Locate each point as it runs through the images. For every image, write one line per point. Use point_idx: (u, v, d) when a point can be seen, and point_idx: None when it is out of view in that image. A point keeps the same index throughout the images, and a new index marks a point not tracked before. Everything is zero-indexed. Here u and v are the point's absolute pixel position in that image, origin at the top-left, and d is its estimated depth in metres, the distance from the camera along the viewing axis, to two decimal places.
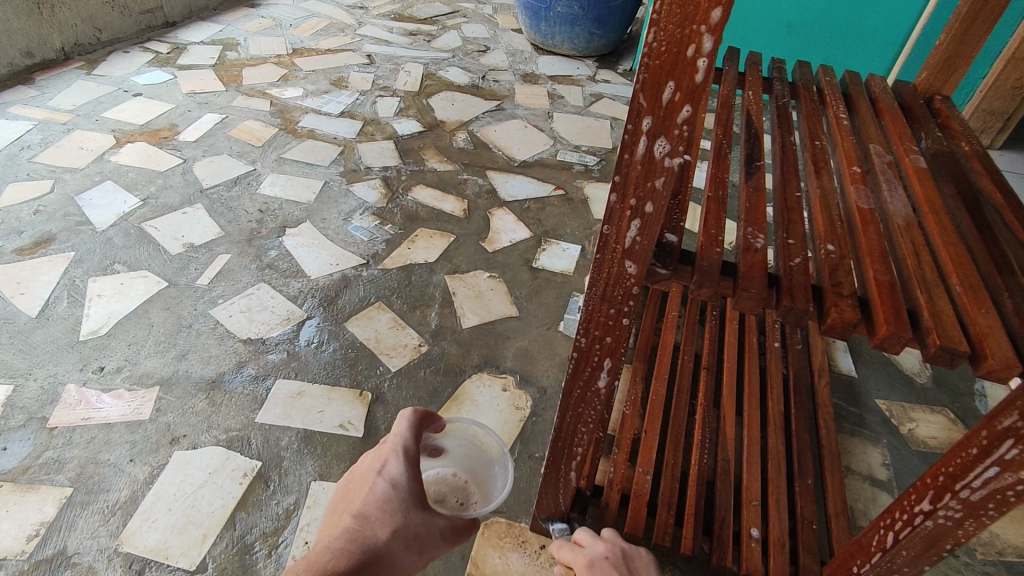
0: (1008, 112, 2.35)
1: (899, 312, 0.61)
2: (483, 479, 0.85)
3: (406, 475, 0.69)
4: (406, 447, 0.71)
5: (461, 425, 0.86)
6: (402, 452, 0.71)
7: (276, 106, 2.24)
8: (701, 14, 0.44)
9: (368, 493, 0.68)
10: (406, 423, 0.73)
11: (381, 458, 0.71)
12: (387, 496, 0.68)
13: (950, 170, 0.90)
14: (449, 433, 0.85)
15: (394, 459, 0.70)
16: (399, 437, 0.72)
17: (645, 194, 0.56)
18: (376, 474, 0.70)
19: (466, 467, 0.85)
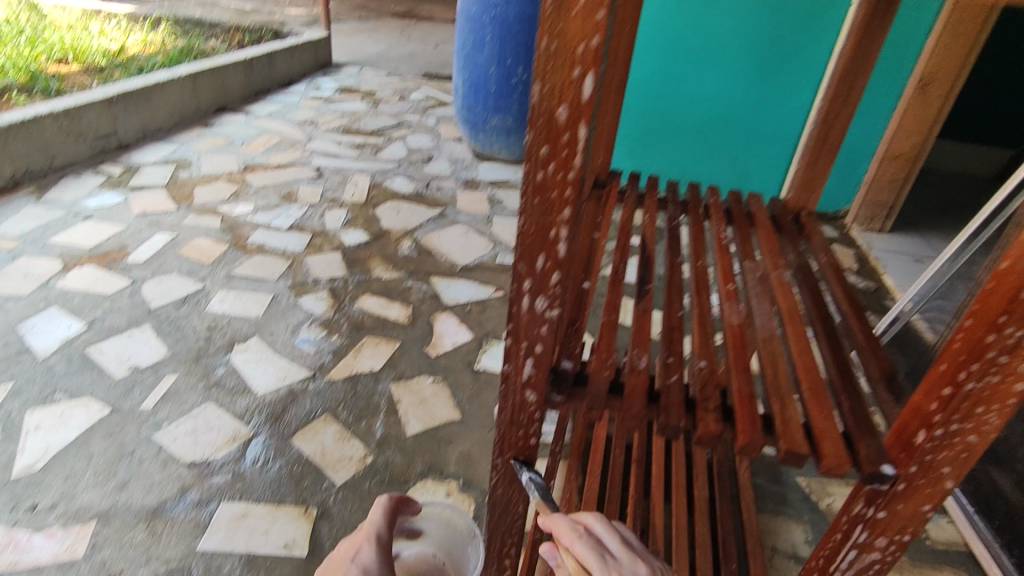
0: (890, 201, 2.64)
1: (755, 421, 0.73)
2: (459, 560, 0.83)
3: (379, 561, 0.68)
4: (378, 534, 0.71)
5: (436, 509, 0.86)
6: (376, 538, 0.70)
7: (227, 223, 2.34)
8: (557, 209, 0.55)
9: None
10: (381, 509, 0.74)
11: (354, 547, 0.69)
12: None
13: (809, 283, 1.07)
14: (425, 517, 0.84)
15: (367, 545, 0.69)
16: (373, 523, 0.72)
17: (533, 337, 0.65)
18: (349, 562, 0.67)
19: (442, 549, 0.83)
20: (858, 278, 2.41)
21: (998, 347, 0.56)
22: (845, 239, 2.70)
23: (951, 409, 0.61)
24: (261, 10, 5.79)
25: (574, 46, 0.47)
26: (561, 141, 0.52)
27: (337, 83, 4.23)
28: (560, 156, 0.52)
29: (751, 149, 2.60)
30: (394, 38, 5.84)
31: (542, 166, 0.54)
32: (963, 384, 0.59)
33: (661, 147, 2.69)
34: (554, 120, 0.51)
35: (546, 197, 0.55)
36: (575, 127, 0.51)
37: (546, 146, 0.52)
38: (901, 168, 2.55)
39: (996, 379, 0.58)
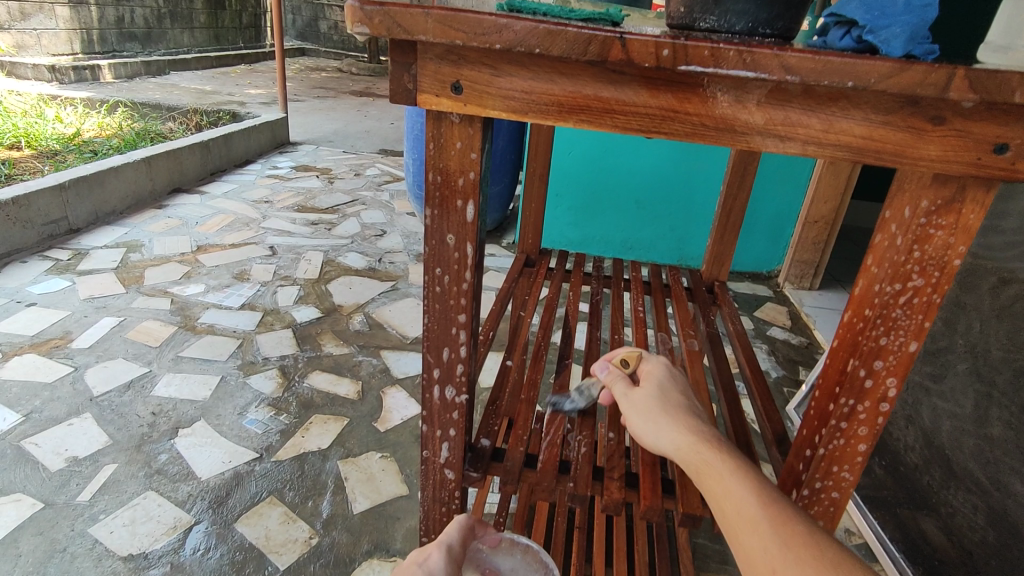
0: (816, 260, 2.84)
1: (657, 488, 0.81)
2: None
3: (444, 570, 0.70)
4: (450, 545, 0.73)
5: (515, 545, 0.84)
6: (445, 548, 0.72)
7: (176, 304, 2.36)
8: (454, 314, 0.69)
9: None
10: (455, 524, 0.77)
11: (423, 554, 0.72)
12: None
13: (716, 350, 1.18)
14: (501, 553, 0.83)
15: (434, 554, 0.72)
16: (447, 537, 0.75)
17: (447, 422, 0.76)
18: (416, 566, 0.71)
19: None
20: (790, 333, 2.54)
21: (837, 414, 0.66)
22: (778, 297, 2.86)
23: (813, 468, 0.70)
24: (220, 92, 5.95)
25: (455, 177, 0.61)
26: (453, 259, 0.66)
27: (294, 162, 4.36)
28: (453, 272, 0.66)
29: (686, 214, 2.88)
30: (351, 116, 6.07)
31: (439, 276, 0.67)
32: (819, 446, 0.68)
33: (604, 217, 2.95)
34: (444, 246, 0.65)
35: (446, 303, 0.68)
36: (463, 248, 0.65)
37: (441, 263, 0.66)
38: (821, 231, 2.77)
39: (841, 442, 0.67)
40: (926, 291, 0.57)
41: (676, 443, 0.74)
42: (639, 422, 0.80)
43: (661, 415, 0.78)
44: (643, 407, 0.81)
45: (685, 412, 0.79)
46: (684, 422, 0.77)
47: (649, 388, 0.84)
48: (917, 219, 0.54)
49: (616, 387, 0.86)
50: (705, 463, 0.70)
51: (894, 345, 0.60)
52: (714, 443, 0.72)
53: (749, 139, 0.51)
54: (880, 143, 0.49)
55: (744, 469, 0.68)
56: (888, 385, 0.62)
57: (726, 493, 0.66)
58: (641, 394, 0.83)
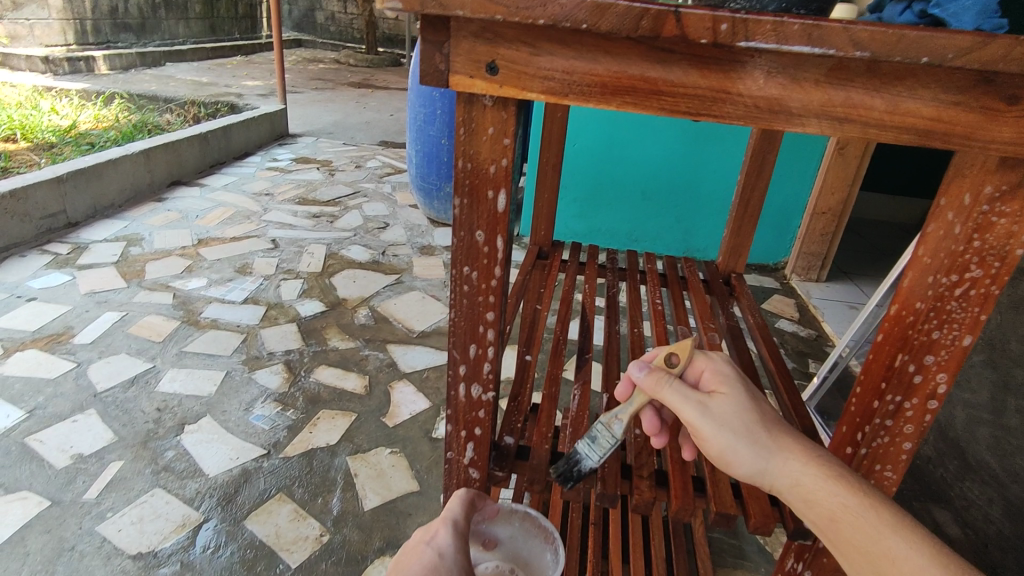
0: (824, 252, 2.82)
1: (688, 486, 0.78)
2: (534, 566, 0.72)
3: (454, 547, 0.66)
4: (455, 520, 0.70)
5: (515, 513, 0.79)
6: (452, 524, 0.69)
7: (179, 298, 2.32)
8: (483, 310, 0.66)
9: (416, 561, 0.64)
10: (456, 499, 0.72)
11: (431, 531, 0.68)
12: (434, 565, 0.63)
13: (738, 343, 1.16)
14: (500, 522, 0.77)
15: (443, 531, 0.68)
16: (451, 512, 0.71)
17: (472, 421, 0.73)
18: (424, 545, 0.66)
19: (516, 558, 0.74)
20: (799, 325, 2.52)
21: (882, 412, 0.63)
22: (786, 289, 2.83)
23: (853, 467, 0.68)
24: (217, 83, 5.88)
25: (487, 165, 0.58)
26: (482, 257, 0.63)
27: (293, 154, 4.31)
28: (482, 267, 0.64)
29: (693, 205, 2.84)
30: (350, 108, 6.01)
31: (466, 274, 0.64)
32: (862, 444, 0.66)
33: (610, 208, 2.92)
34: (474, 243, 0.62)
35: (474, 300, 0.66)
36: (494, 244, 0.62)
37: (469, 260, 0.63)
38: (829, 222, 2.73)
39: (885, 440, 0.65)
40: (984, 282, 0.54)
41: (799, 479, 0.63)
42: (742, 447, 0.65)
43: (769, 440, 0.65)
44: (744, 430, 0.65)
45: (785, 430, 0.67)
46: (796, 447, 0.65)
47: (732, 396, 0.68)
48: (980, 206, 0.52)
49: (678, 387, 0.68)
50: (845, 510, 0.60)
51: (946, 339, 0.58)
52: (846, 478, 0.62)
53: (806, 122, 0.48)
54: (946, 125, 0.47)
55: (892, 513, 0.59)
56: (938, 381, 0.60)
57: (886, 550, 0.57)
58: (726, 405, 0.67)
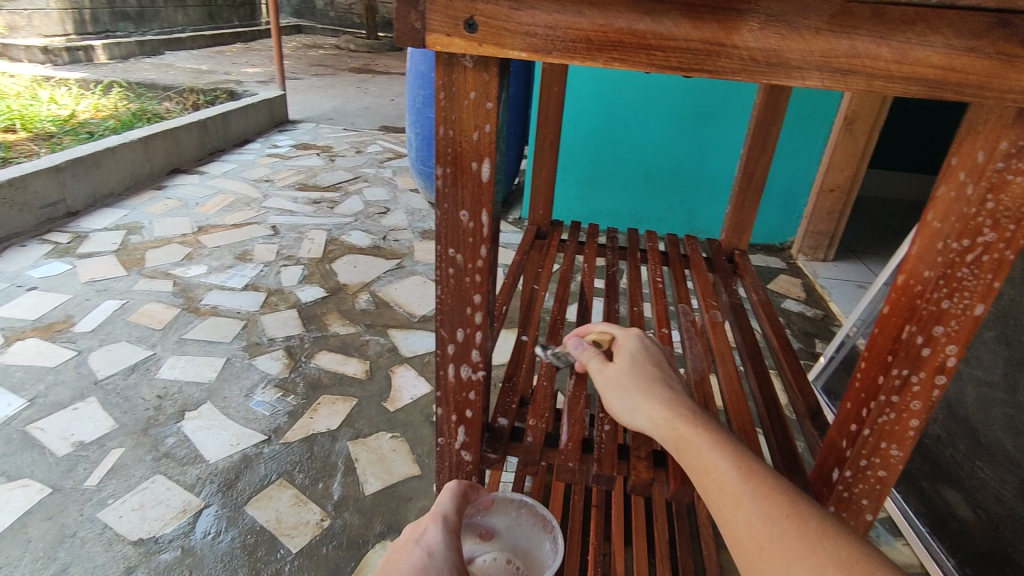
0: (831, 231, 2.76)
1: (686, 466, 0.76)
2: (532, 555, 0.75)
3: (443, 545, 0.65)
4: (446, 516, 0.68)
5: (512, 503, 0.80)
6: (442, 521, 0.67)
7: (179, 286, 2.31)
8: (470, 290, 0.64)
9: (406, 562, 0.63)
10: (448, 493, 0.71)
11: (420, 528, 0.67)
12: (423, 566, 0.62)
13: (740, 321, 1.13)
14: (496, 512, 0.79)
15: (431, 528, 0.67)
16: (440, 507, 0.69)
17: (463, 403, 0.71)
18: (413, 544, 0.65)
19: (515, 548, 0.76)
20: (806, 305, 2.48)
21: (888, 388, 0.60)
22: (792, 269, 2.79)
23: (858, 445, 0.65)
24: (217, 70, 5.84)
25: (469, 132, 0.55)
26: (467, 238, 0.61)
27: (294, 140, 4.28)
28: (467, 247, 0.62)
29: (698, 183, 2.79)
30: (351, 93, 5.96)
31: (452, 258, 0.63)
32: (868, 421, 0.63)
33: (613, 188, 2.87)
34: (458, 223, 0.60)
35: (461, 281, 0.64)
36: (478, 223, 0.60)
37: (454, 243, 0.62)
38: (836, 199, 2.68)
39: (892, 417, 0.62)
40: (998, 247, 0.51)
41: (653, 419, 0.69)
42: (616, 399, 0.74)
43: (637, 390, 0.73)
44: (619, 384, 0.75)
45: (664, 384, 0.74)
46: (657, 396, 0.71)
47: (624, 361, 0.77)
48: (994, 165, 0.48)
49: (593, 360, 0.81)
50: (683, 439, 0.65)
51: (957, 308, 0.54)
52: (692, 414, 0.68)
53: (805, 75, 0.45)
54: (960, 74, 0.43)
55: (722, 439, 0.64)
56: (948, 354, 0.57)
57: (706, 467, 0.62)
58: (616, 369, 0.77)
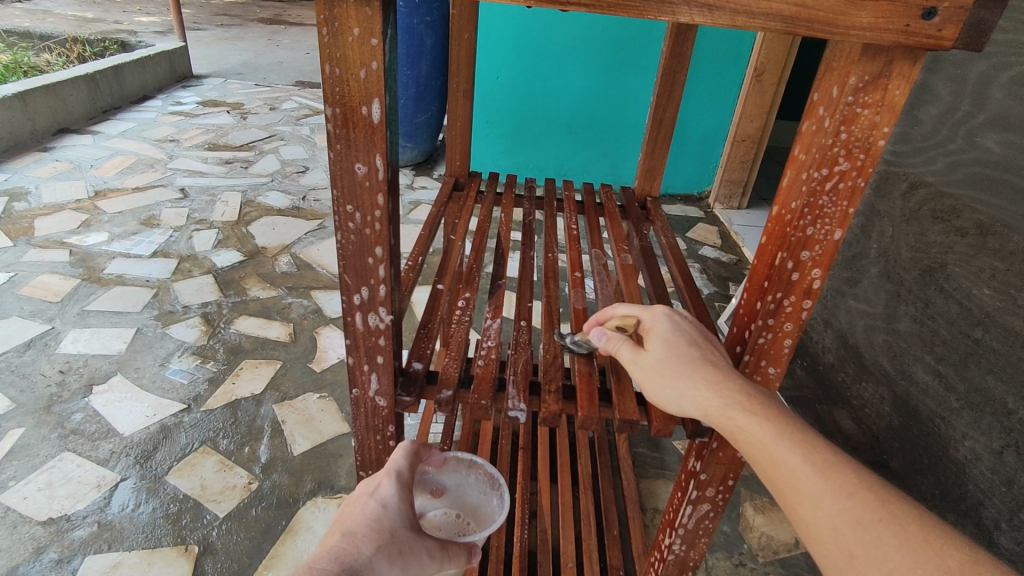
0: (744, 179, 2.90)
1: (594, 396, 0.80)
2: (482, 512, 0.75)
3: (396, 498, 0.66)
4: (400, 472, 0.69)
5: (460, 461, 0.79)
6: (396, 476, 0.68)
7: (76, 255, 2.15)
8: (372, 240, 0.64)
9: (359, 514, 0.65)
10: (402, 450, 0.70)
11: (374, 482, 0.68)
12: (376, 517, 0.65)
13: (649, 262, 1.18)
14: (446, 470, 0.78)
15: (385, 483, 0.68)
16: (394, 464, 0.70)
17: (373, 350, 0.72)
18: (367, 497, 0.67)
19: (464, 506, 0.76)
20: (721, 251, 2.61)
21: (764, 311, 0.66)
22: (709, 217, 2.92)
23: (741, 365, 0.71)
24: (106, 19, 5.30)
25: (356, 71, 0.54)
26: (364, 186, 0.61)
27: (199, 96, 3.98)
28: (364, 196, 0.62)
29: (621, 134, 2.83)
30: (261, 46, 5.57)
31: (350, 212, 0.63)
32: (748, 342, 0.69)
33: (537, 141, 2.87)
34: (354, 175, 0.60)
35: (362, 231, 0.64)
36: (373, 171, 0.60)
37: (351, 194, 0.61)
38: (749, 149, 2.81)
39: (769, 337, 0.68)
40: (851, 175, 0.56)
41: (704, 409, 0.61)
42: (653, 389, 0.65)
43: (677, 375, 0.63)
44: (656, 373, 0.65)
45: (701, 361, 0.64)
46: (702, 376, 0.62)
47: (657, 345, 0.68)
48: (844, 99, 0.52)
49: (623, 348, 0.70)
50: (742, 431, 0.59)
51: (820, 234, 0.60)
52: (751, 402, 0.60)
53: (676, 10, 0.47)
54: (811, 11, 0.47)
55: (788, 426, 0.58)
56: (813, 277, 0.62)
57: (773, 460, 0.57)
58: (651, 356, 0.67)
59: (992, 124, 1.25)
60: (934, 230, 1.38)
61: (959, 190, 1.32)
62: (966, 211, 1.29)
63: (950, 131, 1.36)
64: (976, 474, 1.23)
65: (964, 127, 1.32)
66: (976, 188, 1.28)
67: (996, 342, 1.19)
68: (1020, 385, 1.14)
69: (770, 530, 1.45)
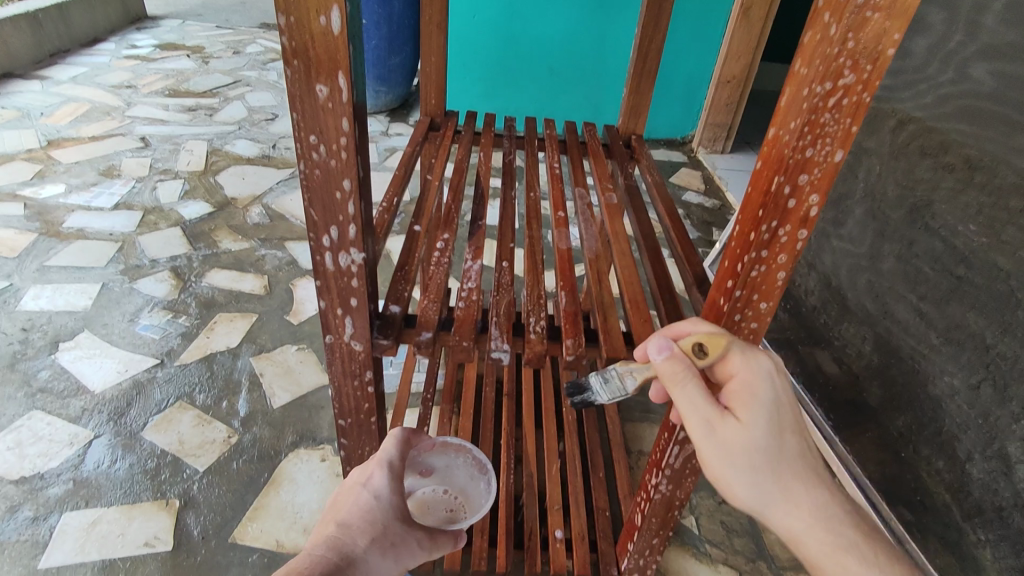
0: (728, 122, 2.84)
1: (582, 336, 0.77)
2: (469, 495, 0.77)
3: (388, 490, 0.68)
4: (390, 462, 0.70)
5: (449, 446, 0.80)
6: (387, 466, 0.69)
7: (32, 208, 2.04)
8: (338, 172, 0.59)
9: (352, 505, 0.67)
10: (392, 439, 0.72)
11: (366, 472, 0.70)
12: (368, 508, 0.67)
13: (635, 201, 1.14)
14: (435, 452, 0.80)
15: (377, 474, 0.69)
16: (386, 453, 0.71)
17: (346, 292, 0.67)
18: (360, 488, 0.68)
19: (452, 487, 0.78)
20: (705, 196, 2.58)
21: (758, 243, 0.63)
22: (692, 162, 2.87)
23: (733, 300, 0.68)
24: None
25: None
26: (326, 109, 0.55)
27: (156, 39, 3.74)
28: (327, 122, 0.56)
29: (602, 75, 2.73)
30: None
31: (313, 143, 0.57)
32: (741, 276, 0.66)
33: (517, 83, 2.76)
34: (314, 98, 0.54)
35: (327, 163, 0.58)
36: (336, 93, 0.54)
37: (313, 120, 0.56)
38: (734, 90, 2.74)
39: (762, 270, 0.65)
40: (856, 89, 0.52)
41: (794, 521, 0.58)
42: (736, 480, 0.58)
43: (775, 479, 0.57)
44: (745, 463, 0.58)
45: (803, 468, 0.58)
46: (802, 490, 0.58)
47: (752, 419, 0.58)
48: (854, 1, 0.47)
49: (701, 403, 0.58)
50: (838, 566, 0.56)
51: (819, 156, 0.56)
52: (852, 531, 0.58)
53: None
54: None
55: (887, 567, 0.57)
56: (810, 204, 0.59)
57: None
58: (742, 435, 0.57)
59: (982, 55, 1.21)
60: (922, 166, 1.35)
61: (949, 124, 1.28)
62: (954, 146, 1.26)
63: (940, 64, 1.32)
64: (952, 409, 1.24)
65: (955, 58, 1.28)
66: (965, 121, 1.25)
67: (980, 278, 1.19)
68: (1001, 320, 1.14)
69: None
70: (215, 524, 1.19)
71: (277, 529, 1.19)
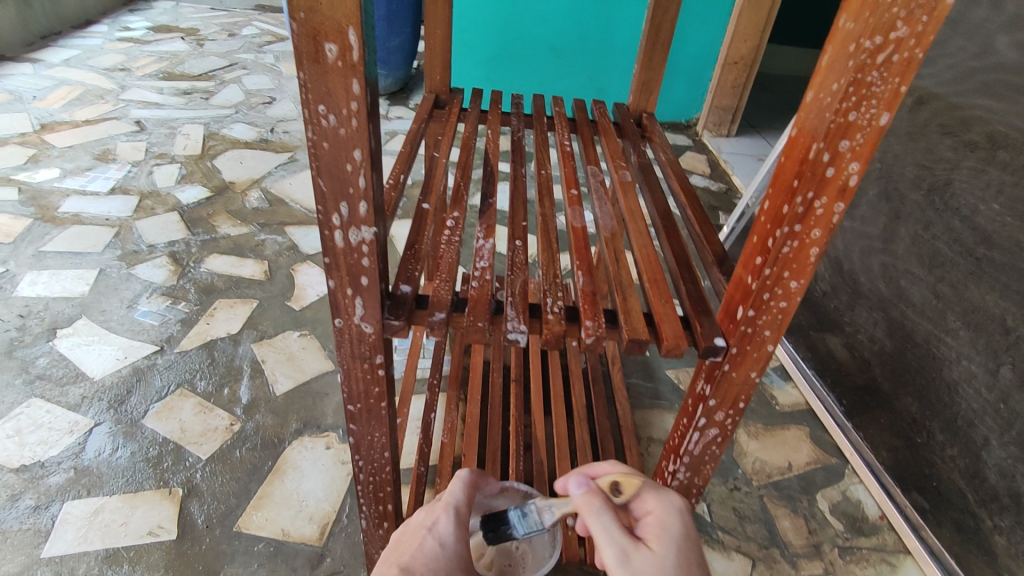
0: (733, 106, 2.79)
1: (601, 318, 0.74)
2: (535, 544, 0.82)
3: (454, 537, 0.63)
4: (458, 507, 0.66)
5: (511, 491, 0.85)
6: (455, 510, 0.65)
7: (27, 193, 1.99)
8: (348, 141, 0.55)
9: (416, 549, 0.61)
10: (459, 481, 0.68)
11: (431, 515, 0.65)
12: (432, 555, 0.61)
13: (648, 180, 1.10)
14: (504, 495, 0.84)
15: (444, 518, 0.64)
16: (454, 496, 0.67)
17: (356, 271, 0.64)
18: (425, 531, 0.63)
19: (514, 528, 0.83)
20: (710, 180, 2.54)
21: (791, 216, 0.59)
22: (697, 145, 2.82)
23: (763, 278, 0.65)
24: None
25: None
26: (336, 69, 0.51)
27: (150, 21, 3.66)
28: (337, 85, 0.52)
29: (606, 55, 2.67)
30: None
31: (321, 111, 0.53)
32: (772, 252, 0.62)
33: (519, 64, 2.71)
34: (322, 57, 0.50)
35: (335, 130, 0.55)
36: (347, 52, 0.50)
37: (322, 83, 0.52)
38: (740, 72, 2.69)
39: (795, 245, 0.61)
40: (908, 44, 0.48)
41: None
42: None
43: None
44: None
45: None
46: None
47: (665, 550, 0.59)
48: None
49: (611, 525, 0.60)
50: None
51: (863, 120, 0.52)
52: None
53: None
54: None
55: None
56: (850, 173, 0.56)
57: None
58: (650, 559, 0.57)
59: (1008, 26, 1.21)
60: (943, 145, 1.31)
61: (973, 101, 1.25)
62: (978, 123, 1.23)
63: (964, 37, 1.30)
64: (969, 394, 1.21)
65: (980, 32, 1.26)
66: (989, 96, 1.22)
67: (1004, 259, 1.16)
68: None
69: (763, 454, 1.46)
70: (218, 513, 1.17)
71: (282, 518, 1.16)
